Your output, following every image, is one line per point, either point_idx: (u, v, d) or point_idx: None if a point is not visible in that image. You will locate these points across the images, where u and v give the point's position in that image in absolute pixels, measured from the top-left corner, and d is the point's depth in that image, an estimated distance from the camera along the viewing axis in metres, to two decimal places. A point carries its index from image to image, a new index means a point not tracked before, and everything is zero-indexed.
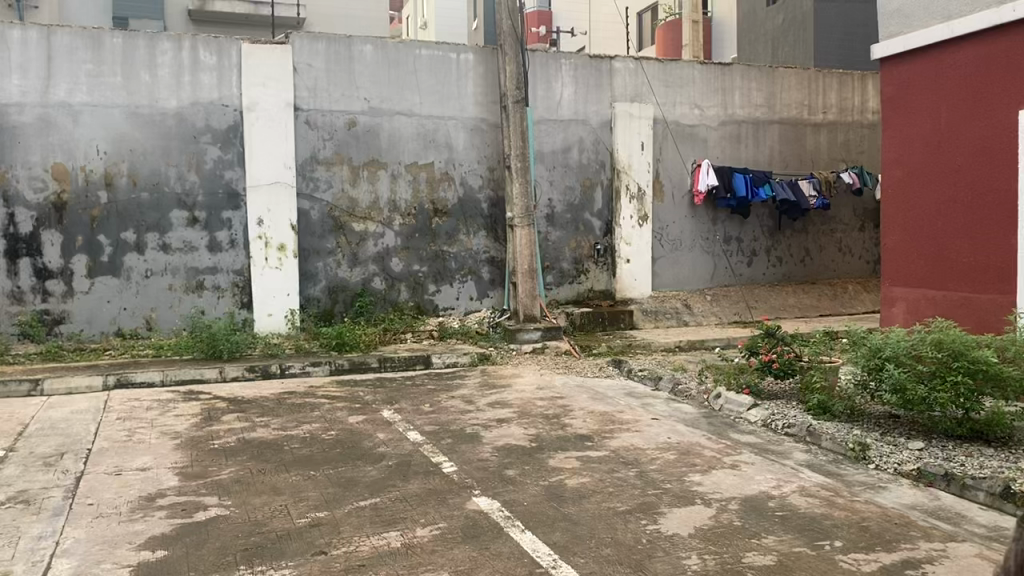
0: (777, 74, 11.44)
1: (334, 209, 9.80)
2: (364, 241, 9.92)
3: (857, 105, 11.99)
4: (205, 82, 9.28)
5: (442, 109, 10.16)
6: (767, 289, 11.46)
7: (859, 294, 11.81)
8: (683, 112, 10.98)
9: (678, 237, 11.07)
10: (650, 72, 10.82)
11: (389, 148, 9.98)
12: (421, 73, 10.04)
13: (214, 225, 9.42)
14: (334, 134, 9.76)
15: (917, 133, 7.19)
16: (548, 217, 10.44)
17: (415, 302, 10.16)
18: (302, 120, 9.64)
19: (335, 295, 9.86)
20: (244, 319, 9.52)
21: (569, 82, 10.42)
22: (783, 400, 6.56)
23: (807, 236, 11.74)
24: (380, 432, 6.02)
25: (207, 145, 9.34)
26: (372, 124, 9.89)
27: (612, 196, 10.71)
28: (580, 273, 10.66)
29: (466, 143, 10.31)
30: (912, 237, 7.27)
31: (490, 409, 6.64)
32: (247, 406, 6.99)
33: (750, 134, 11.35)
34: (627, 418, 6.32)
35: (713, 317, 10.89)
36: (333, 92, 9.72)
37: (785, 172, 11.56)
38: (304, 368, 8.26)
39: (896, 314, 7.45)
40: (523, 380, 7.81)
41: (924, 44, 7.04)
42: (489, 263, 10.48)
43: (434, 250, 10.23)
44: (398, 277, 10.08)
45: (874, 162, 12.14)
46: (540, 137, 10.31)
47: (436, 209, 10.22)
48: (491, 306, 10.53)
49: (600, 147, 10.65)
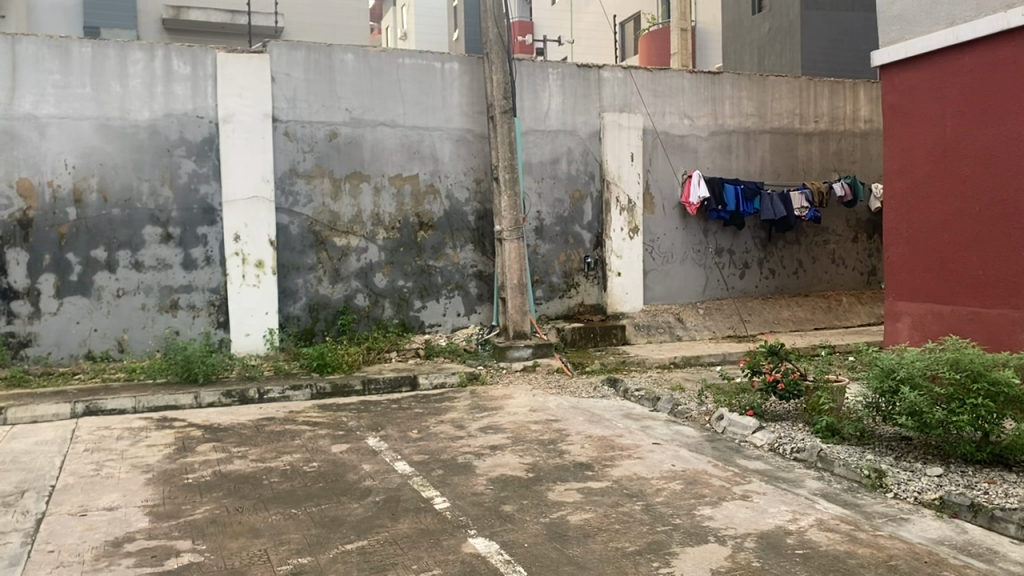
0: (768, 83, 11.22)
1: (314, 223, 9.44)
2: (346, 256, 9.56)
3: (849, 114, 11.78)
4: (179, 93, 8.91)
5: (426, 119, 9.84)
6: (761, 302, 11.20)
7: (853, 306, 11.56)
8: (673, 122, 10.73)
9: (670, 249, 10.78)
10: (639, 80, 10.57)
11: (372, 161, 9.64)
12: (405, 83, 9.72)
13: (189, 242, 9.02)
14: (315, 147, 9.41)
15: (921, 142, 6.95)
16: (536, 230, 10.13)
17: (400, 319, 9.80)
18: (281, 131, 9.28)
19: (316, 313, 9.47)
20: (221, 339, 9.12)
21: (557, 91, 10.13)
22: (788, 422, 6.26)
23: (800, 248, 11.50)
24: (366, 463, 5.65)
25: (181, 158, 8.96)
26: (354, 135, 9.55)
27: (602, 208, 10.42)
28: (569, 287, 10.34)
29: (451, 154, 9.98)
30: (917, 249, 7.02)
31: (482, 435, 6.29)
32: (224, 435, 6.59)
33: (741, 144, 11.11)
34: (627, 444, 5.99)
35: (707, 331, 10.62)
36: (314, 103, 9.38)
37: (777, 183, 11.33)
38: (283, 392, 7.88)
39: (901, 330, 7.18)
40: (515, 402, 7.46)
41: (927, 52, 6.82)
42: (476, 278, 10.15)
43: (419, 265, 9.88)
44: (382, 294, 9.72)
45: (867, 171, 11.92)
46: (527, 148, 10.01)
47: (421, 223, 9.88)
48: (479, 322, 10.18)
49: (589, 158, 10.36)
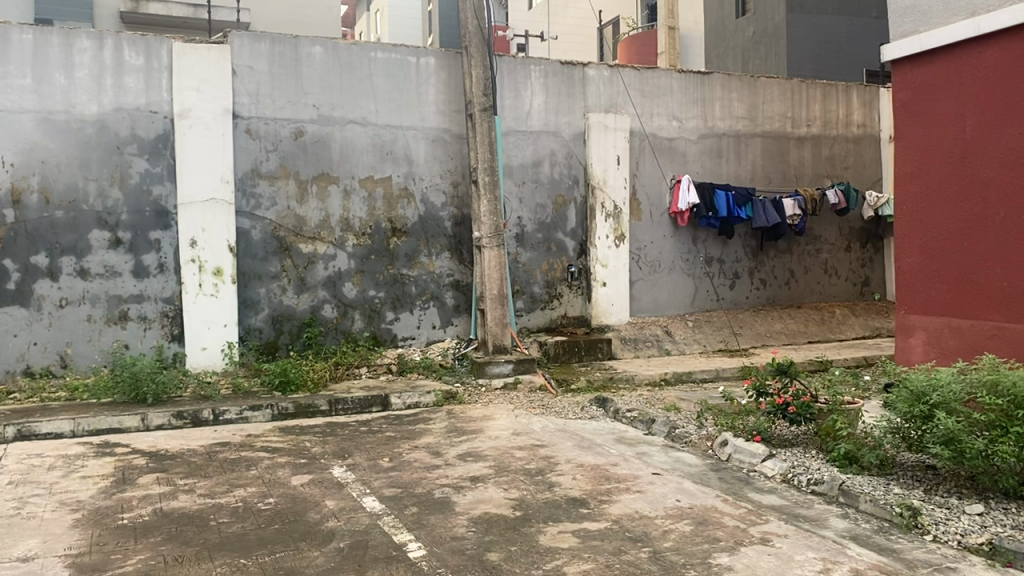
0: (759, 84, 10.72)
1: (278, 228, 8.73)
2: (312, 264, 8.86)
3: (842, 118, 11.31)
4: (130, 86, 8.18)
5: (400, 118, 9.18)
6: (752, 314, 10.65)
7: (847, 318, 11.04)
8: (660, 124, 10.17)
9: (657, 258, 10.21)
10: (626, 79, 10.00)
11: (341, 161, 8.96)
12: (377, 79, 9.07)
13: (140, 248, 8.27)
14: (279, 145, 8.72)
15: (936, 143, 6.44)
16: (517, 237, 9.50)
17: (371, 332, 9.11)
18: (242, 129, 8.57)
19: (280, 326, 8.76)
20: (175, 354, 8.36)
21: (539, 90, 9.54)
22: (800, 450, 5.68)
23: (792, 257, 10.97)
24: (329, 500, 4.96)
25: (132, 156, 8.22)
26: (322, 134, 8.87)
27: (587, 214, 9.82)
28: (552, 298, 9.71)
29: (427, 155, 9.33)
30: (932, 258, 6.50)
31: (461, 464, 5.62)
32: (170, 464, 5.85)
33: (731, 148, 10.59)
34: (624, 474, 5.35)
35: (697, 345, 10.01)
36: (278, 99, 8.70)
37: (768, 189, 10.82)
38: (241, 413, 7.16)
39: (915, 346, 6.63)
40: (496, 425, 6.80)
41: (943, 45, 6.31)
42: (453, 288, 9.50)
43: (392, 274, 9.21)
44: (352, 304, 9.03)
45: (860, 178, 11.45)
46: (508, 149, 9.39)
47: (395, 228, 9.22)
48: (455, 335, 9.52)
49: (573, 161, 9.76)
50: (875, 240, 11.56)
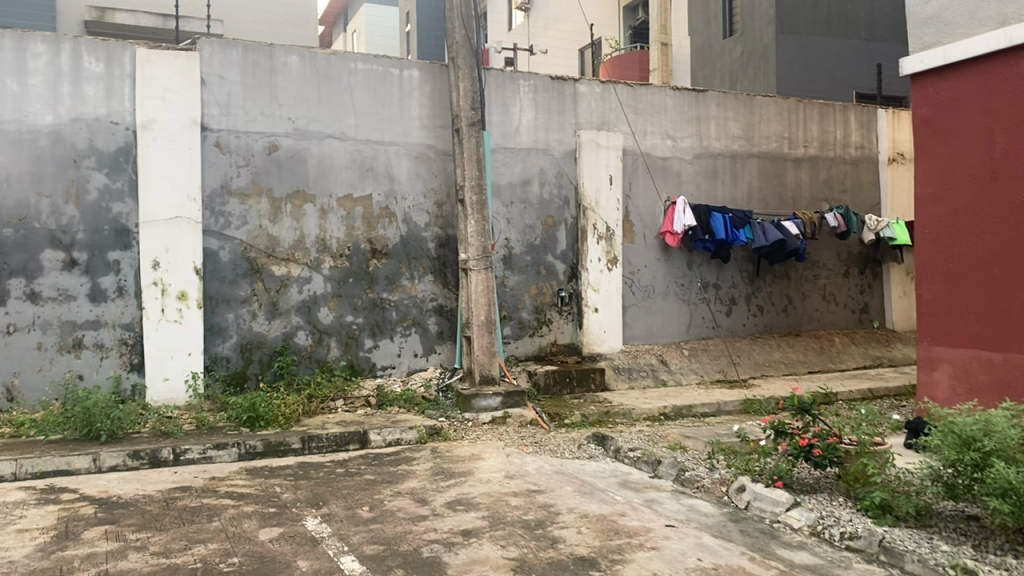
0: (756, 103, 10.32)
1: (248, 249, 8.11)
2: (285, 288, 8.23)
3: (840, 138, 10.92)
4: (89, 94, 7.55)
5: (381, 132, 8.63)
6: (749, 341, 10.15)
7: (847, 347, 10.57)
8: (654, 143, 9.71)
9: (651, 283, 9.70)
10: (620, 95, 9.54)
11: (318, 178, 8.38)
12: (357, 91, 8.52)
13: (98, 270, 7.61)
14: (251, 160, 8.12)
15: (962, 162, 6.01)
16: (504, 259, 8.94)
17: (348, 360, 8.46)
18: (210, 142, 7.97)
19: (249, 354, 8.09)
20: (134, 386, 7.68)
21: (528, 106, 9.04)
22: (826, 497, 5.15)
23: (789, 283, 10.51)
24: (301, 559, 4.32)
25: (91, 170, 7.58)
26: (297, 148, 8.29)
27: (578, 237, 9.30)
28: (541, 324, 9.14)
29: (409, 172, 8.77)
30: (958, 286, 6.04)
31: (451, 515, 5.01)
32: (122, 514, 5.17)
33: (727, 168, 10.14)
34: (634, 527, 4.78)
35: (694, 375, 9.47)
36: (251, 110, 8.11)
37: (765, 212, 10.38)
38: (204, 452, 6.49)
39: (940, 380, 6.15)
40: (486, 466, 6.20)
41: (969, 57, 5.91)
42: (437, 313, 8.90)
43: (371, 298, 8.60)
44: (328, 331, 8.40)
45: (858, 202, 11.05)
46: (496, 167, 8.85)
47: (374, 249, 8.63)
48: (439, 364, 8.91)
49: (564, 180, 9.25)
50: (874, 265, 11.13)
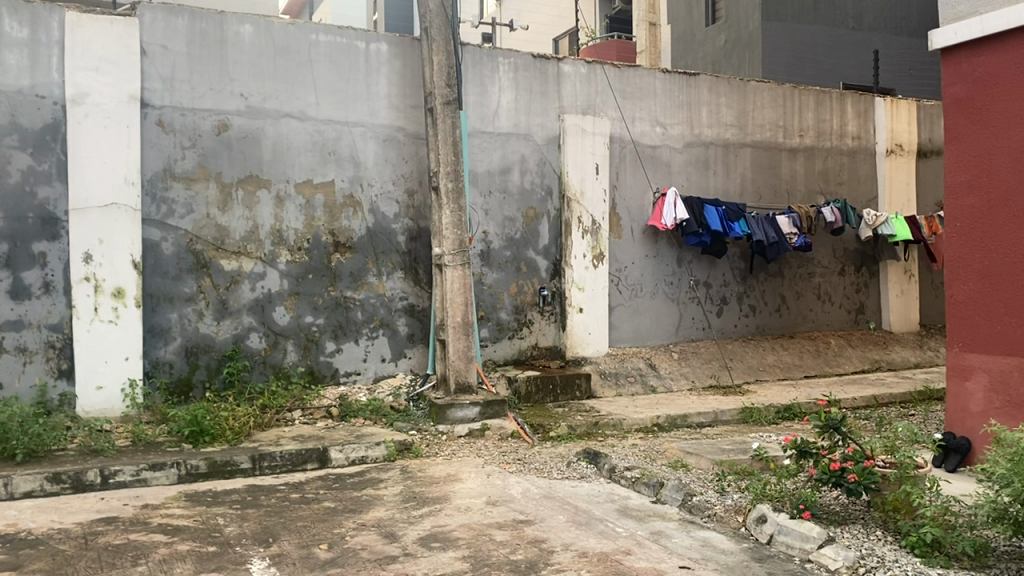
0: (750, 89, 9.65)
1: (194, 241, 7.23)
2: (236, 284, 7.36)
3: (836, 128, 10.30)
4: (11, 62, 6.60)
5: (345, 112, 7.79)
6: (742, 344, 9.47)
7: (843, 350, 9.93)
8: (643, 130, 8.99)
9: (638, 281, 8.98)
10: (606, 77, 8.79)
11: (274, 162, 7.52)
12: (318, 66, 7.67)
13: (20, 263, 6.67)
14: (198, 141, 7.24)
15: (1002, 146, 5.34)
16: (481, 254, 8.15)
17: (307, 366, 7.61)
18: (152, 120, 7.06)
19: (195, 359, 7.21)
20: (62, 396, 6.75)
21: (508, 86, 8.26)
22: (861, 530, 4.44)
23: (783, 282, 9.85)
24: None
25: (12, 149, 6.64)
26: (250, 129, 7.42)
27: (561, 230, 8.55)
28: (521, 325, 8.36)
29: (377, 157, 7.95)
30: (995, 285, 5.38)
31: (426, 555, 4.22)
32: (28, 556, 4.28)
33: (719, 158, 9.45)
34: (644, 571, 4.01)
35: (685, 380, 8.76)
36: (198, 85, 7.23)
37: (759, 205, 9.71)
38: (137, 474, 5.60)
39: (974, 391, 5.49)
40: (464, 490, 5.40)
41: (1010, 27, 5.24)
42: (406, 313, 8.08)
43: (333, 296, 7.75)
44: (284, 333, 7.54)
45: (855, 196, 10.42)
46: (473, 154, 8.06)
47: (338, 242, 7.78)
48: (409, 370, 8.09)
49: (546, 169, 8.49)
50: (870, 263, 10.51)
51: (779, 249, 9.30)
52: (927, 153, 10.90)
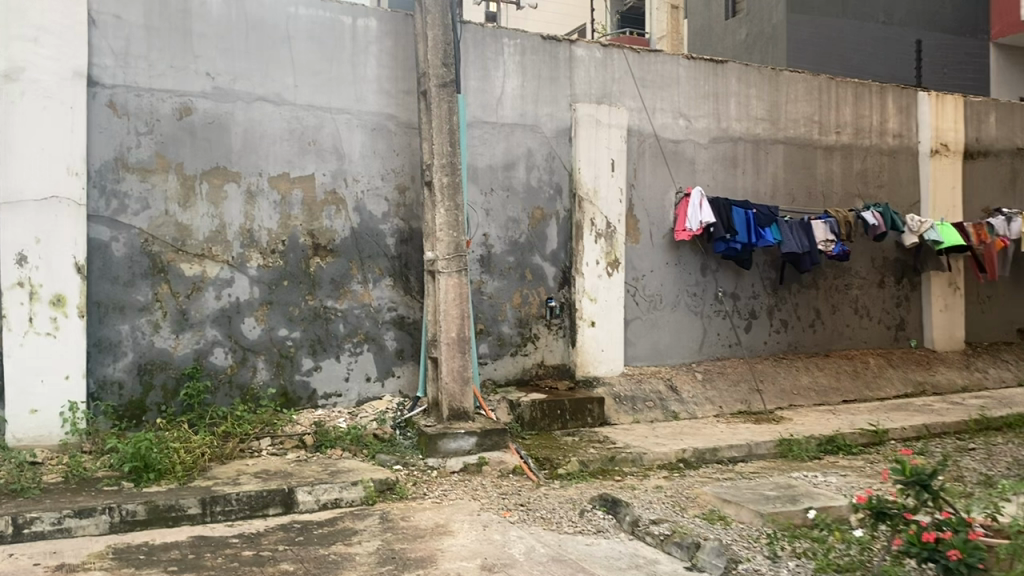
0: (782, 79, 8.69)
1: (150, 241, 6.25)
2: (198, 292, 6.38)
3: (876, 125, 9.31)
4: None
5: (327, 96, 6.84)
6: (772, 363, 8.46)
7: (884, 371, 8.93)
8: (664, 122, 8.01)
9: (657, 292, 8.00)
10: (624, 62, 7.83)
11: (244, 152, 6.56)
12: (297, 43, 6.73)
13: None
14: (156, 126, 6.27)
15: None
16: (481, 260, 7.16)
17: (279, 387, 6.63)
18: (100, 101, 6.10)
19: (149, 378, 6.22)
20: None
21: (514, 70, 7.29)
22: None
23: (817, 294, 8.86)
24: None
25: None
26: (217, 114, 6.46)
27: (572, 234, 7.57)
28: (526, 341, 7.38)
29: (363, 149, 6.99)
30: None
31: None
32: None
33: (748, 156, 8.48)
34: None
35: (710, 405, 7.76)
36: (157, 62, 6.28)
37: (792, 208, 8.74)
38: (59, 522, 4.61)
39: None
40: (454, 550, 4.40)
41: None
42: (395, 326, 7.11)
43: (312, 307, 6.78)
44: (253, 348, 6.55)
45: (896, 199, 9.43)
46: (472, 146, 7.09)
47: (317, 244, 6.81)
48: (397, 391, 7.10)
49: (555, 164, 7.52)
50: (912, 274, 9.51)
51: (813, 259, 8.28)
52: (974, 154, 9.91)
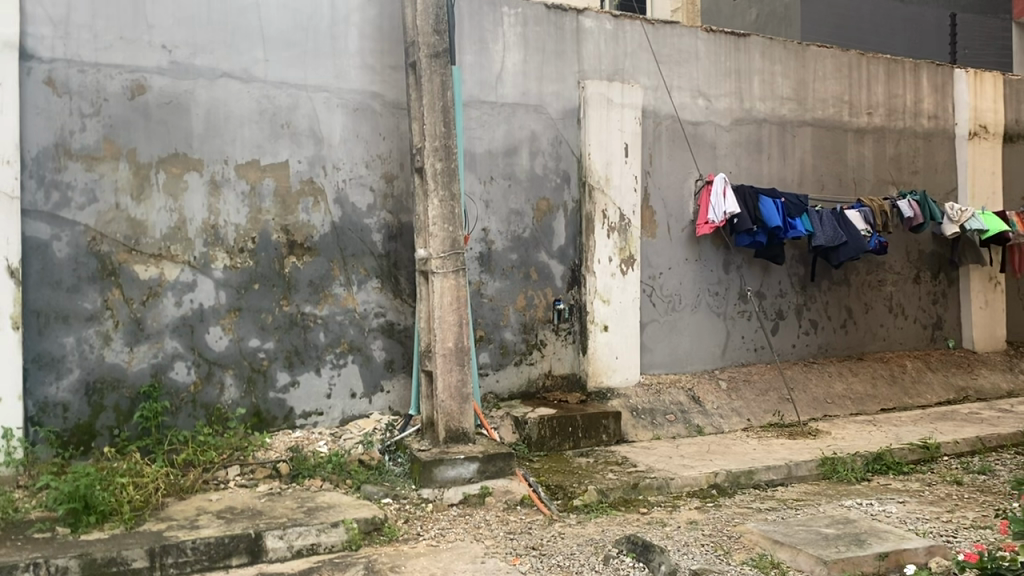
0: (809, 54, 7.87)
1: (97, 240, 5.39)
2: (155, 298, 5.53)
3: (909, 105, 8.50)
4: None
5: (303, 73, 6.00)
6: (802, 369, 7.65)
7: (922, 376, 8.15)
8: (682, 101, 7.19)
9: (676, 291, 7.18)
10: (637, 34, 7.00)
11: (207, 136, 5.71)
12: (267, 11, 5.89)
13: None
14: (103, 107, 5.42)
15: None
16: (480, 258, 6.34)
17: (251, 406, 5.79)
18: (37, 78, 5.25)
19: (98, 399, 5.36)
20: None
21: (515, 43, 6.46)
22: None
23: (849, 291, 8.05)
24: None
25: None
26: (175, 92, 5.62)
27: (581, 228, 6.74)
28: (531, 348, 6.54)
29: (345, 133, 6.15)
30: None
31: None
32: None
33: (773, 139, 7.66)
34: None
35: (737, 418, 6.95)
36: (104, 33, 5.43)
37: (821, 197, 7.92)
38: None
39: None
40: None
41: None
42: (384, 334, 6.27)
43: (288, 313, 5.94)
44: (220, 362, 5.71)
45: (932, 186, 8.62)
46: (469, 129, 6.26)
47: (293, 242, 5.97)
48: (387, 407, 6.27)
49: (562, 149, 6.69)
50: (949, 268, 8.71)
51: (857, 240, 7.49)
52: (1014, 136, 9.11)
